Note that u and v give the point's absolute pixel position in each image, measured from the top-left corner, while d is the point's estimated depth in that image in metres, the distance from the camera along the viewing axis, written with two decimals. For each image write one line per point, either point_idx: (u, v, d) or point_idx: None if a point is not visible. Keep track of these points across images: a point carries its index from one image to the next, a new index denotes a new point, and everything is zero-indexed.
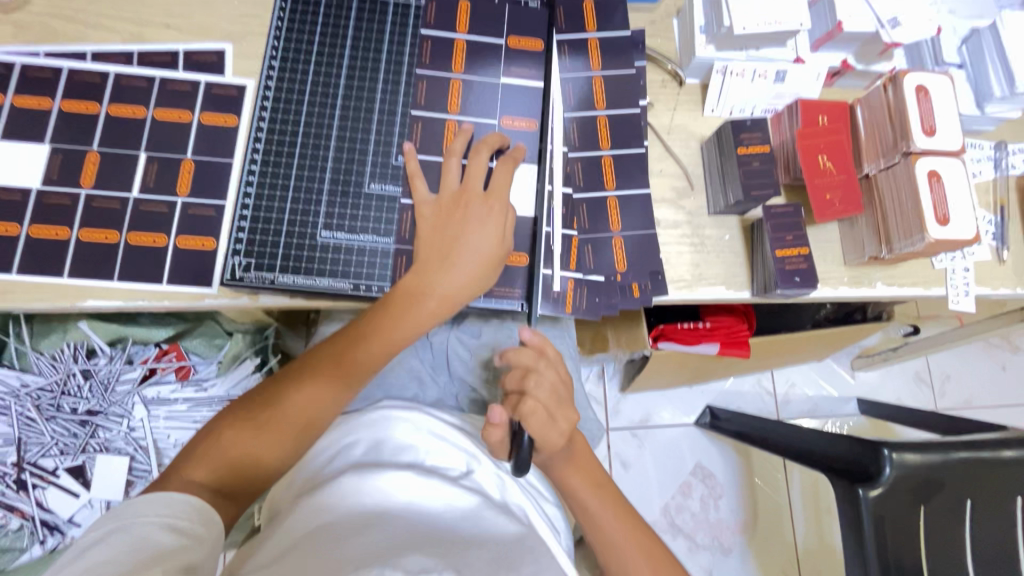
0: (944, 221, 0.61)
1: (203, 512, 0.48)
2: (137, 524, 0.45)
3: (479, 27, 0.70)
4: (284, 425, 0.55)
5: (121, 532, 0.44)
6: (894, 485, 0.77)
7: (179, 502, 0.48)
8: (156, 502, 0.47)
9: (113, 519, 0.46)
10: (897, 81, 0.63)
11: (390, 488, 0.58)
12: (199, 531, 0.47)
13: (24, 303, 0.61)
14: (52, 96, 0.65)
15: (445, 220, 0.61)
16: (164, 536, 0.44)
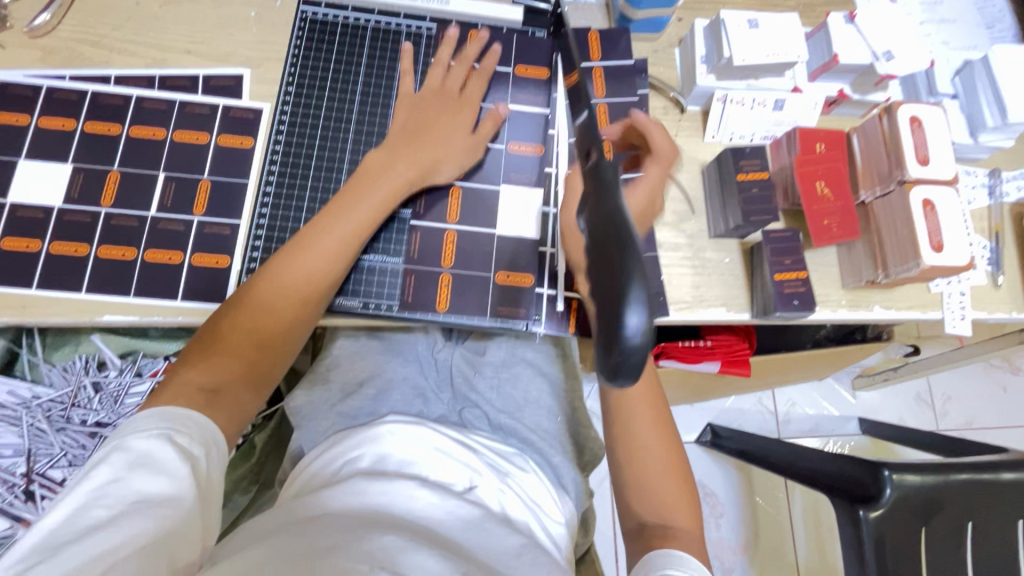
0: (938, 248, 0.62)
1: (206, 432, 0.49)
2: (136, 443, 0.46)
3: (488, 56, 0.73)
4: (275, 273, 0.57)
5: (119, 462, 0.44)
6: (895, 506, 0.78)
7: (178, 415, 0.49)
8: (151, 419, 0.48)
9: (119, 434, 0.47)
10: (892, 112, 0.65)
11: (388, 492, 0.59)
12: (201, 453, 0.48)
13: (42, 317, 0.62)
14: (76, 118, 0.68)
15: (433, 112, 0.67)
16: (163, 455, 0.45)
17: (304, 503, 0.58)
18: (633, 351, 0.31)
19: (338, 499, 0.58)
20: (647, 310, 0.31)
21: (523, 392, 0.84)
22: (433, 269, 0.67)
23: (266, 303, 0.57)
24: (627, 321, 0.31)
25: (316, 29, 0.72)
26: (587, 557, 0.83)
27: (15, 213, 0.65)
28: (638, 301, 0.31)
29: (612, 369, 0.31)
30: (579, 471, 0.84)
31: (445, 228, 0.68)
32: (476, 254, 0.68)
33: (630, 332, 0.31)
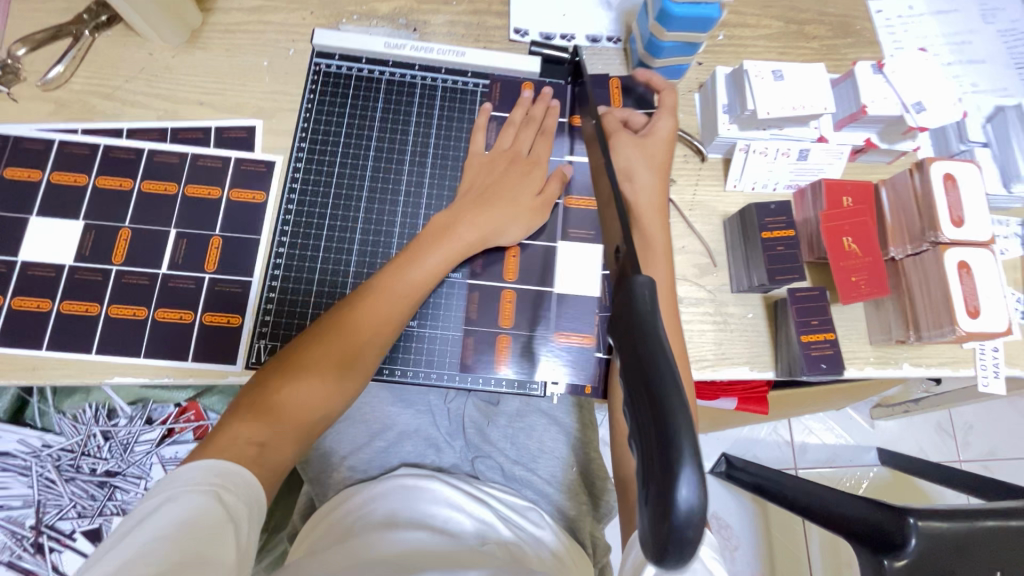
0: (974, 313, 0.60)
1: (251, 493, 0.47)
2: (184, 496, 0.44)
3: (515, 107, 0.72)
4: (370, 312, 0.57)
5: (174, 504, 0.43)
6: (922, 557, 0.71)
7: (232, 472, 0.47)
8: (199, 469, 0.46)
9: (166, 488, 0.45)
10: (924, 168, 0.63)
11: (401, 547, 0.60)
12: (240, 519, 0.45)
13: (52, 379, 0.61)
14: (88, 172, 0.67)
15: (502, 172, 0.67)
16: (208, 512, 0.43)
17: (338, 552, 0.60)
18: (686, 525, 0.26)
19: (368, 548, 0.60)
20: (699, 482, 0.26)
21: (537, 442, 0.82)
22: (490, 329, 0.66)
23: (354, 343, 0.57)
24: (678, 490, 0.26)
25: (330, 81, 0.71)
26: None
27: (26, 271, 0.64)
28: (689, 468, 0.27)
29: (662, 548, 0.27)
30: (596, 523, 0.82)
31: (502, 288, 0.67)
32: (533, 312, 0.66)
33: (682, 505, 0.26)
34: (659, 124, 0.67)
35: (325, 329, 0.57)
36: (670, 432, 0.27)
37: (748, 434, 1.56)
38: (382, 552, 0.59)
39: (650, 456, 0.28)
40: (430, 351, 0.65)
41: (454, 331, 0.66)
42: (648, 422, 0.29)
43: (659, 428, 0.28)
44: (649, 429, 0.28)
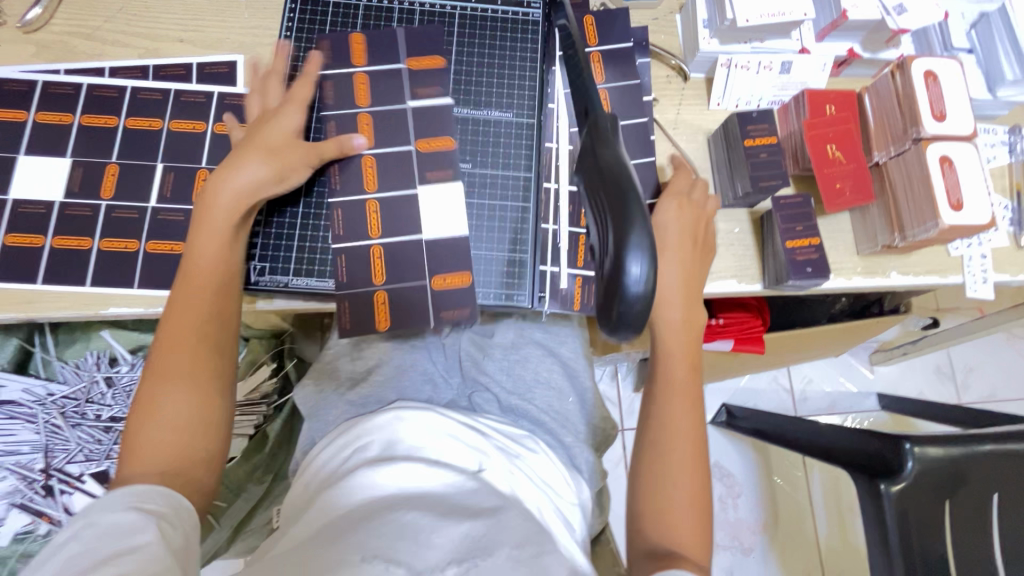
0: (957, 207, 0.60)
1: (173, 499, 0.47)
2: (98, 515, 0.43)
3: (377, 58, 0.69)
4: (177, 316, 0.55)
5: (91, 526, 0.42)
6: (918, 479, 0.77)
7: (148, 489, 0.46)
8: (122, 493, 0.45)
9: (77, 519, 0.43)
10: (906, 68, 0.62)
11: (394, 485, 0.61)
12: (170, 515, 0.46)
13: (50, 311, 0.63)
14: (73, 112, 0.67)
15: (261, 123, 0.62)
16: (127, 521, 0.43)
17: (329, 499, 0.60)
18: (638, 295, 0.35)
19: (356, 495, 0.60)
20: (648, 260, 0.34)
21: (532, 373, 0.83)
22: (366, 290, 0.64)
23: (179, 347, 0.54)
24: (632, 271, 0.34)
25: (308, 9, 0.71)
26: (602, 537, 0.82)
27: (17, 209, 0.65)
28: (641, 251, 0.35)
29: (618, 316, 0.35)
30: (593, 451, 0.83)
31: (365, 201, 0.65)
32: (407, 262, 0.65)
33: (635, 280, 0.34)
34: (681, 219, 0.60)
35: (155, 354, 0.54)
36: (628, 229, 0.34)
37: (748, 383, 1.57)
38: (372, 496, 0.59)
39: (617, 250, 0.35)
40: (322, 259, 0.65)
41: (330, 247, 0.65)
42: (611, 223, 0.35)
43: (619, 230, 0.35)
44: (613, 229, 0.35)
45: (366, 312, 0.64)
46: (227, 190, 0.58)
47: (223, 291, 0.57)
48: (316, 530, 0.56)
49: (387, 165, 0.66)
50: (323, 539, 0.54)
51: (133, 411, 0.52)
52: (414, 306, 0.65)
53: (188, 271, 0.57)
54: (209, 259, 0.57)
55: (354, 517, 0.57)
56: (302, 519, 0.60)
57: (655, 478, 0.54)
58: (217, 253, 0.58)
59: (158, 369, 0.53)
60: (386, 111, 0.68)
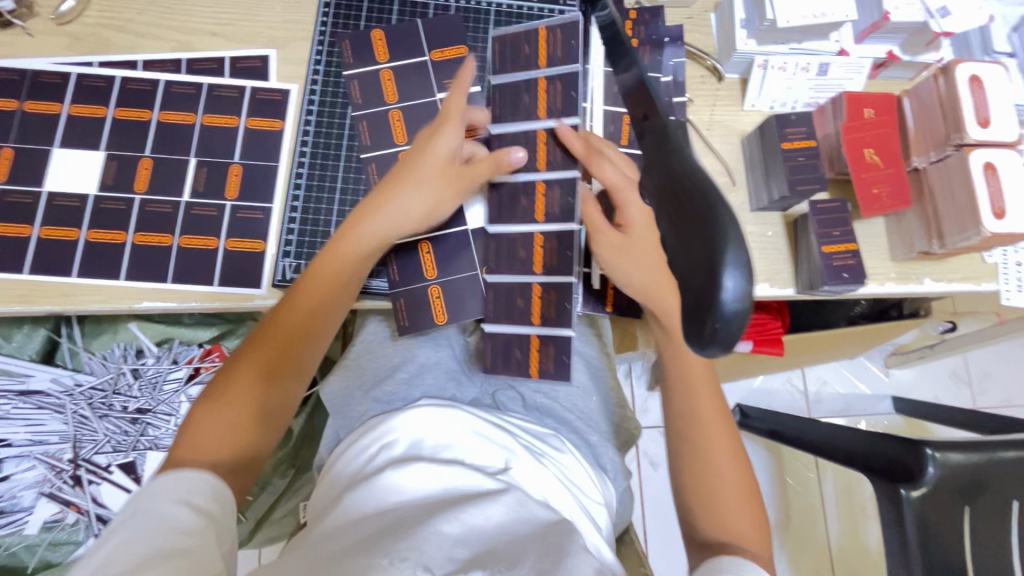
0: (1000, 215, 0.59)
1: (219, 490, 0.47)
2: (148, 504, 0.44)
3: (399, 51, 0.69)
4: (293, 315, 0.57)
5: (135, 515, 0.43)
6: (938, 484, 0.77)
7: (197, 481, 0.47)
8: (172, 481, 0.46)
9: (129, 504, 0.45)
10: (949, 73, 0.61)
11: (418, 490, 0.61)
12: (214, 514, 0.46)
13: (84, 304, 0.63)
14: (107, 104, 0.67)
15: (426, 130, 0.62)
16: (176, 513, 0.44)
17: (355, 499, 0.60)
18: (733, 316, 0.26)
19: (385, 496, 0.60)
20: (747, 269, 0.25)
21: (558, 372, 0.82)
22: (420, 284, 0.67)
23: (286, 349, 0.57)
24: (721, 284, 0.26)
25: (342, 5, 0.71)
26: (626, 537, 0.82)
27: (53, 202, 0.65)
28: (737, 258, 0.26)
29: (711, 339, 0.26)
30: (618, 451, 0.83)
31: None
32: (457, 257, 0.68)
33: (728, 295, 0.26)
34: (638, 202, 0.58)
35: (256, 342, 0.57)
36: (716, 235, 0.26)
37: (762, 384, 1.56)
38: (402, 500, 0.59)
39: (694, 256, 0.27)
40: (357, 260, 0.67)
41: None
42: (692, 220, 0.28)
43: (706, 241, 0.26)
44: (691, 230, 0.27)
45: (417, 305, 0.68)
46: (393, 207, 0.60)
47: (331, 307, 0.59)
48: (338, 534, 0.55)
49: None
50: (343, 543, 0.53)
51: (218, 395, 0.53)
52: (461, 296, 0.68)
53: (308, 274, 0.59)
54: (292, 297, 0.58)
55: (381, 524, 0.56)
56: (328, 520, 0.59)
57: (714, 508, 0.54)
58: (300, 293, 0.58)
59: (216, 391, 0.54)
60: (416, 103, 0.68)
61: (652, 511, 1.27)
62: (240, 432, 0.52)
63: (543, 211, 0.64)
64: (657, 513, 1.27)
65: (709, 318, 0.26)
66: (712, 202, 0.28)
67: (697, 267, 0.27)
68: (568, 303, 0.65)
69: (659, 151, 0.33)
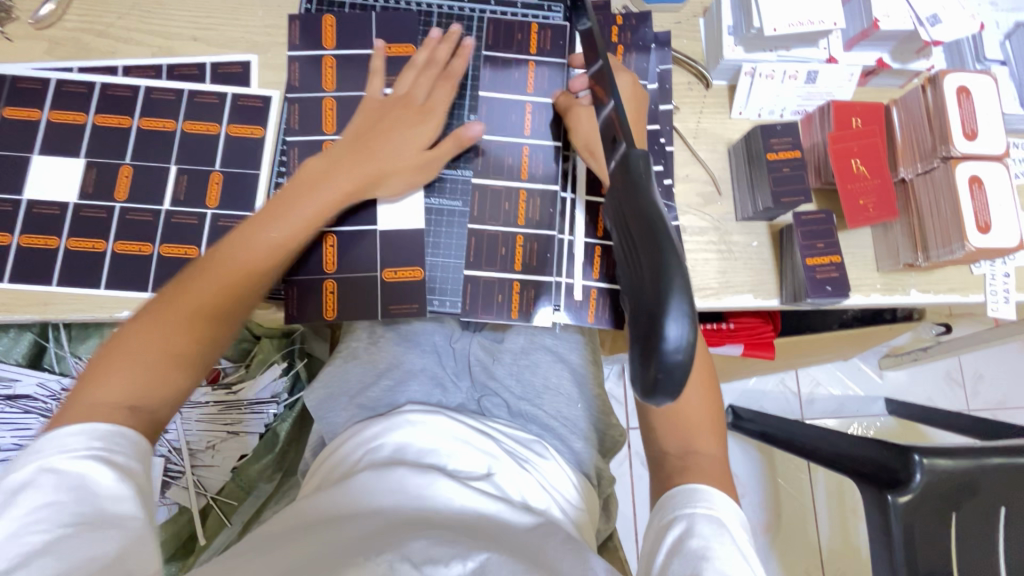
0: (985, 229, 0.59)
1: (141, 446, 0.45)
2: (59, 463, 0.41)
3: (346, 40, 0.68)
4: (230, 257, 0.55)
5: (57, 470, 0.41)
6: (923, 492, 0.76)
7: (116, 432, 0.44)
8: (72, 429, 0.43)
9: (46, 452, 0.42)
10: (937, 83, 0.60)
11: (400, 491, 0.60)
12: (139, 472, 0.44)
13: (64, 313, 0.63)
14: (86, 111, 0.67)
15: (395, 117, 0.64)
16: (99, 475, 0.41)
17: (336, 494, 0.61)
18: (676, 365, 0.26)
19: (365, 492, 0.60)
20: (691, 318, 0.26)
21: (543, 378, 0.82)
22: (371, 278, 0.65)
23: (238, 294, 0.54)
24: (667, 333, 0.26)
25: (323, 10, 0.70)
26: (610, 543, 0.82)
27: (32, 209, 0.64)
28: (679, 304, 0.26)
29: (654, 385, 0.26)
30: (601, 457, 0.84)
31: None
32: (413, 255, 0.66)
33: (672, 341, 0.26)
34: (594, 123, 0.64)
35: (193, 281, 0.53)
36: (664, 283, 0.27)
37: (755, 385, 1.55)
38: (382, 495, 0.60)
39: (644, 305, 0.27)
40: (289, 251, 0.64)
41: None
42: (643, 269, 0.28)
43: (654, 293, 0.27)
44: (642, 278, 0.28)
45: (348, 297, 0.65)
46: (367, 173, 0.61)
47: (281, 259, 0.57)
48: (318, 522, 0.56)
49: None
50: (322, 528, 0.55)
51: (144, 324, 0.50)
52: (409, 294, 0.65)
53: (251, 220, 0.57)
54: (213, 278, 0.53)
55: (359, 517, 0.57)
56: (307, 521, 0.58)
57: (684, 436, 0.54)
58: (245, 236, 0.56)
59: (107, 360, 0.48)
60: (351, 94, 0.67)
61: (642, 512, 1.28)
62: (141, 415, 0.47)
63: (525, 215, 0.67)
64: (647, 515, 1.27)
65: (653, 362, 0.27)
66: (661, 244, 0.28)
67: (644, 310, 0.27)
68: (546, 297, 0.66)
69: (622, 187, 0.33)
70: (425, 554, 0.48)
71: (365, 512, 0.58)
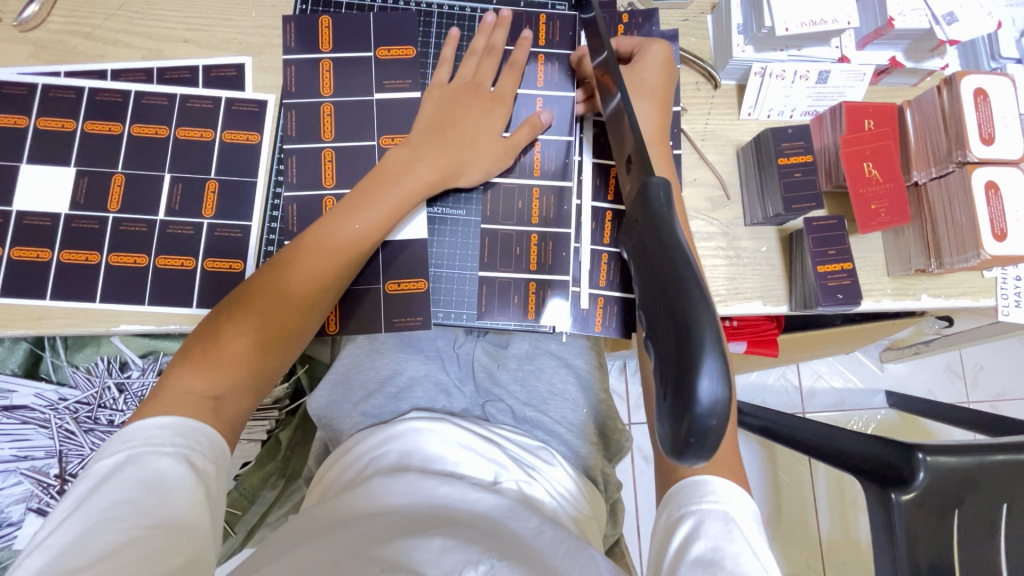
0: (1001, 236, 0.58)
1: (218, 449, 0.47)
2: (143, 455, 0.44)
3: (345, 43, 0.66)
4: (307, 258, 0.55)
5: (134, 462, 0.43)
6: (928, 493, 0.76)
7: (193, 429, 0.46)
8: (154, 425, 0.45)
9: (128, 444, 0.44)
10: (954, 85, 0.59)
11: (411, 495, 0.59)
12: (208, 476, 0.45)
13: (59, 328, 0.61)
14: (75, 117, 0.64)
15: (465, 104, 0.63)
16: (173, 474, 0.43)
17: (343, 504, 0.59)
18: (709, 422, 0.27)
19: (373, 500, 0.59)
20: (723, 374, 0.27)
21: (548, 384, 0.81)
22: (376, 288, 0.63)
23: (310, 295, 0.55)
24: (699, 387, 0.27)
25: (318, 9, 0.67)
26: (616, 548, 0.82)
27: (22, 221, 0.62)
28: (711, 360, 0.27)
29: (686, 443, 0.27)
30: (606, 461, 0.83)
31: (321, 197, 0.63)
32: (415, 262, 0.64)
33: (704, 396, 0.27)
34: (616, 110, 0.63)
35: (274, 281, 0.54)
36: (691, 336, 0.28)
37: (756, 380, 1.55)
38: (390, 502, 0.58)
39: (674, 360, 0.28)
40: None
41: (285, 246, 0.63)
42: (669, 323, 0.29)
43: (683, 347, 0.28)
44: (670, 336, 0.29)
45: (350, 308, 0.63)
46: (436, 165, 0.60)
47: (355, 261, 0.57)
48: (324, 530, 0.54)
49: (360, 168, 0.64)
50: (328, 535, 0.53)
51: (233, 321, 0.52)
52: (413, 305, 0.63)
53: (331, 216, 0.57)
54: (284, 283, 0.54)
55: (369, 518, 0.55)
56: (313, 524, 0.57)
57: None
58: (322, 235, 0.56)
59: (193, 360, 0.50)
60: (350, 99, 0.65)
61: (645, 509, 1.28)
62: (224, 407, 0.49)
63: (538, 214, 0.65)
64: (649, 512, 1.28)
65: (686, 418, 0.27)
66: (691, 297, 0.28)
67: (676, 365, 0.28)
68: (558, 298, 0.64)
69: (642, 232, 0.33)
70: (439, 565, 0.47)
71: (376, 513, 0.57)
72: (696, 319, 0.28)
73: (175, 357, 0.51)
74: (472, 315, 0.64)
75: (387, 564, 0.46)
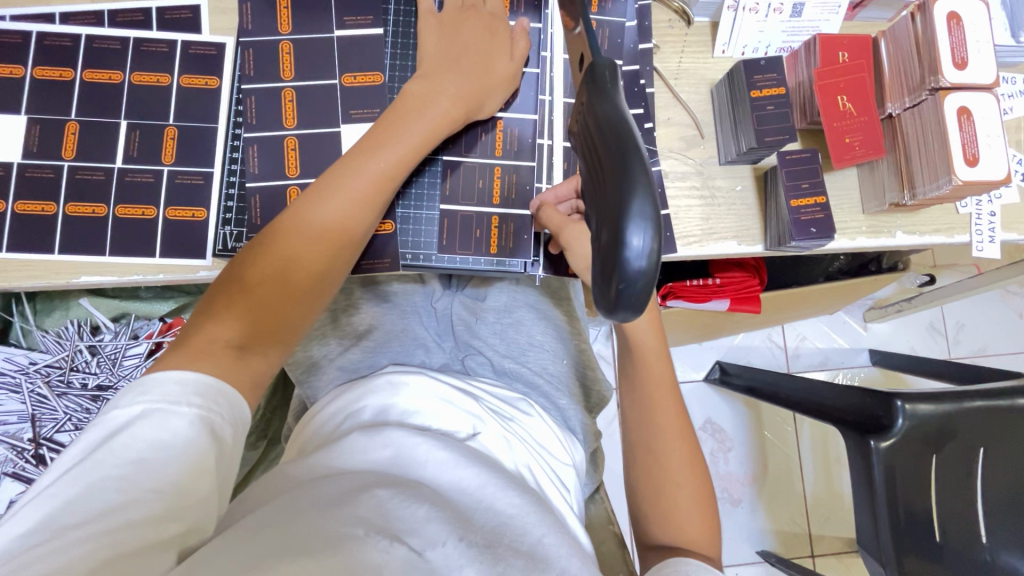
0: (972, 162, 0.57)
1: (238, 415, 0.44)
2: (157, 414, 0.41)
3: None
4: (328, 203, 0.52)
5: (146, 421, 0.40)
6: (907, 436, 0.76)
7: (212, 389, 0.43)
8: (165, 379, 0.43)
9: (140, 397, 0.41)
10: (927, 10, 0.57)
11: (400, 447, 0.53)
12: (222, 442, 0.43)
13: (18, 280, 0.59)
14: (24, 63, 0.62)
15: (468, 29, 0.61)
16: (187, 438, 0.41)
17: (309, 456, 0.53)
18: (638, 275, 0.28)
19: (346, 458, 0.52)
20: (654, 228, 0.28)
21: (527, 336, 0.81)
22: None
23: (334, 238, 0.52)
24: (630, 242, 0.28)
25: None
26: (596, 496, 0.82)
27: None
28: (642, 216, 0.28)
29: (615, 297, 0.29)
30: (587, 413, 0.83)
31: (283, 137, 0.62)
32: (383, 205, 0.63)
33: (633, 253, 0.28)
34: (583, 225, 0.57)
35: (290, 228, 0.51)
36: (627, 193, 0.29)
37: (743, 341, 1.55)
38: (369, 458, 0.52)
39: (610, 215, 0.29)
40: (261, 198, 0.61)
41: (246, 188, 0.61)
42: (610, 181, 0.30)
43: (619, 201, 0.29)
44: (609, 192, 0.30)
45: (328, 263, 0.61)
46: (454, 97, 0.58)
47: (374, 203, 0.54)
48: (285, 489, 0.48)
49: (321, 106, 0.62)
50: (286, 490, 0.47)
51: (255, 266, 0.50)
52: (381, 248, 0.62)
53: (351, 157, 0.54)
54: (304, 229, 0.51)
55: (342, 475, 0.49)
56: (278, 475, 0.52)
57: (652, 470, 0.55)
58: (341, 179, 0.53)
59: (216, 310, 0.48)
60: (311, 37, 0.63)
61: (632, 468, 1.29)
62: (251, 356, 0.48)
63: (501, 147, 0.64)
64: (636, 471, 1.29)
65: (615, 277, 0.29)
66: (626, 160, 0.30)
67: (612, 220, 0.29)
68: (527, 236, 0.63)
69: (588, 103, 0.34)
70: (420, 531, 0.43)
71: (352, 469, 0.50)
72: (631, 176, 0.29)
73: (199, 311, 0.49)
74: (435, 250, 0.63)
75: (371, 525, 0.41)
